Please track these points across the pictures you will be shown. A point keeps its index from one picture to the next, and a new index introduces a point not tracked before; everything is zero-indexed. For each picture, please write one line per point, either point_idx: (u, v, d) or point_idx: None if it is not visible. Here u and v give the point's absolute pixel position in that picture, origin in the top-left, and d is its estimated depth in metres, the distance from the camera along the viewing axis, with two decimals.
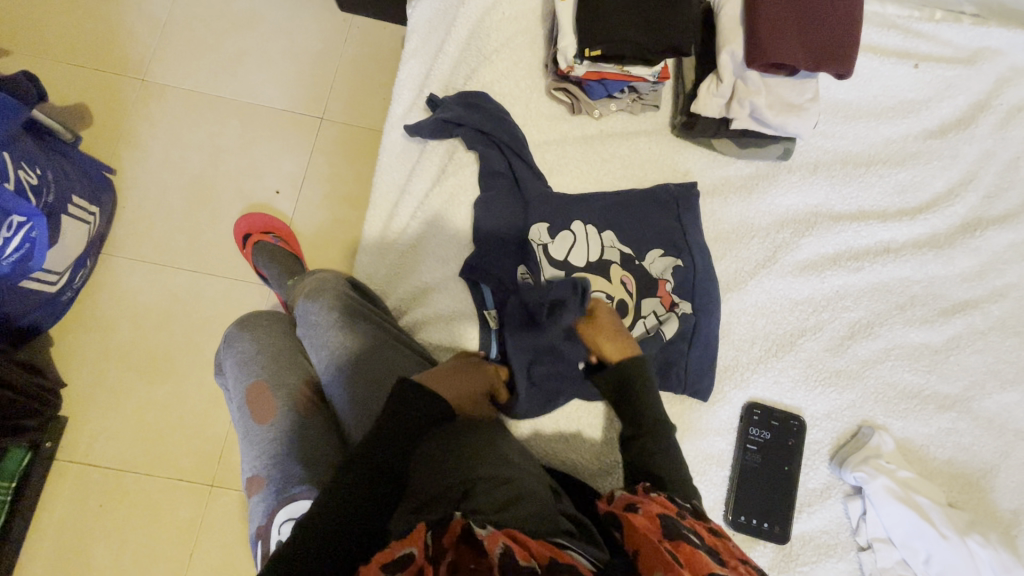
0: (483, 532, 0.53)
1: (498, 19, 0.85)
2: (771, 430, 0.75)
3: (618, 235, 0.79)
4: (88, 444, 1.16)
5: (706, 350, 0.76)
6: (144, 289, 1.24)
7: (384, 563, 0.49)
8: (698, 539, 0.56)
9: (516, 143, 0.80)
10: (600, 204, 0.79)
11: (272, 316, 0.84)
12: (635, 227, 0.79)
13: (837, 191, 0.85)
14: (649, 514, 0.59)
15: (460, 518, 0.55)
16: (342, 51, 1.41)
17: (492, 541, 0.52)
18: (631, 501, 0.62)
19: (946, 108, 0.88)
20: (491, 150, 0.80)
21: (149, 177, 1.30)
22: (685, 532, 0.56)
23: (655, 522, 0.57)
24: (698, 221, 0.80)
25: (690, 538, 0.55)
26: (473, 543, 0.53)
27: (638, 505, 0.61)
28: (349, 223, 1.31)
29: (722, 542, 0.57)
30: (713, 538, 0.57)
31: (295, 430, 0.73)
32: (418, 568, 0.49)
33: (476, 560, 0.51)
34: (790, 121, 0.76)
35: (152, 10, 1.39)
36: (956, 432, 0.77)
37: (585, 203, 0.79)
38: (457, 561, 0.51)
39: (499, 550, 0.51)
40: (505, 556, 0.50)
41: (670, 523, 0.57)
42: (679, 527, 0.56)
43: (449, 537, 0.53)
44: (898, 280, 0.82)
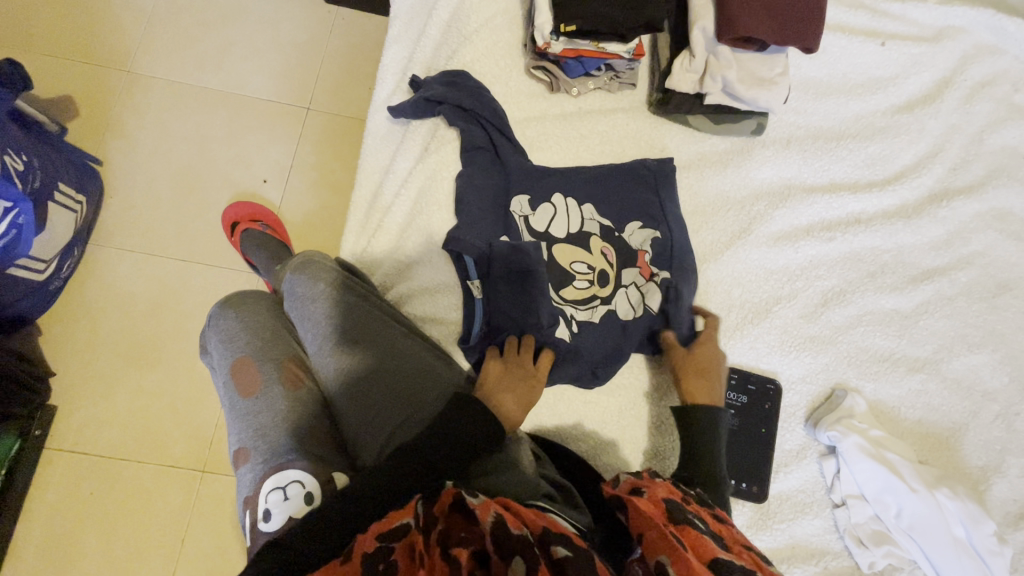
0: (476, 502, 0.52)
1: (478, 1, 0.87)
2: (748, 394, 0.77)
3: (598, 208, 0.81)
4: (77, 432, 1.16)
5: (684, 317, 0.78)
6: (132, 278, 1.24)
7: (375, 533, 0.49)
8: (703, 524, 0.54)
9: (498, 119, 0.82)
10: (580, 179, 0.81)
11: (257, 294, 0.85)
12: (614, 202, 0.81)
13: (810, 164, 0.88)
14: (654, 499, 0.58)
15: (451, 488, 0.54)
16: (327, 42, 1.42)
17: (484, 510, 0.50)
18: (636, 485, 0.61)
19: (913, 84, 0.91)
20: (472, 126, 0.82)
21: (136, 167, 1.30)
22: (690, 517, 0.54)
23: (660, 506, 0.56)
24: (675, 196, 0.82)
25: (693, 521, 0.54)
26: (467, 514, 0.51)
27: (643, 488, 0.60)
28: (337, 211, 1.32)
29: (727, 528, 0.56)
30: (718, 525, 0.56)
31: (282, 403, 0.74)
32: (408, 538, 0.48)
33: (467, 529, 0.50)
34: (761, 95, 0.79)
35: (136, 3, 1.39)
36: (926, 393, 0.79)
37: (565, 178, 0.81)
38: (448, 529, 0.50)
39: (492, 518, 0.49)
40: (497, 524, 0.49)
41: (675, 507, 0.56)
42: (685, 512, 0.55)
43: (441, 506, 0.53)
44: (869, 249, 0.85)
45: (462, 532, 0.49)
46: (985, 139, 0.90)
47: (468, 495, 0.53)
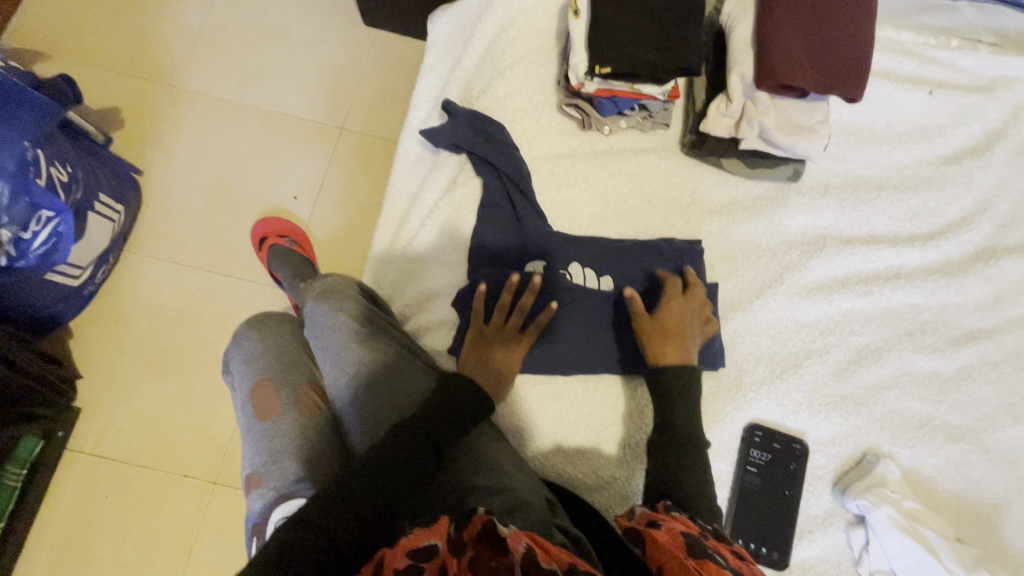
0: (506, 531, 0.51)
1: (514, 36, 0.88)
2: (772, 452, 0.74)
3: (616, 280, 0.78)
4: (98, 436, 1.18)
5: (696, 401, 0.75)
6: (162, 287, 1.27)
7: (410, 551, 0.48)
8: (721, 560, 0.54)
9: (522, 182, 0.81)
10: (601, 248, 0.79)
11: (280, 317, 0.86)
12: (634, 275, 0.79)
13: (848, 214, 0.84)
14: (671, 532, 0.57)
15: (481, 515, 0.52)
16: (364, 63, 1.45)
17: (515, 539, 0.49)
18: (654, 519, 0.61)
19: (961, 135, 0.88)
20: (496, 182, 0.82)
21: (173, 179, 1.34)
22: (710, 551, 0.54)
23: (677, 539, 0.56)
24: (698, 265, 0.80)
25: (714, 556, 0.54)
26: (494, 542, 0.50)
27: (659, 522, 0.60)
28: (364, 230, 1.34)
29: (746, 566, 0.56)
30: (735, 560, 0.56)
31: (297, 429, 0.73)
32: (441, 563, 0.47)
33: (496, 559, 0.49)
34: (799, 143, 0.76)
35: (185, 21, 1.45)
36: (966, 464, 0.75)
37: (586, 246, 0.79)
38: (477, 558, 0.49)
39: (522, 548, 0.48)
40: (528, 556, 0.48)
41: (693, 542, 0.56)
42: (703, 545, 0.55)
43: (468, 534, 0.51)
44: (908, 305, 0.81)
45: (491, 562, 0.48)
46: None
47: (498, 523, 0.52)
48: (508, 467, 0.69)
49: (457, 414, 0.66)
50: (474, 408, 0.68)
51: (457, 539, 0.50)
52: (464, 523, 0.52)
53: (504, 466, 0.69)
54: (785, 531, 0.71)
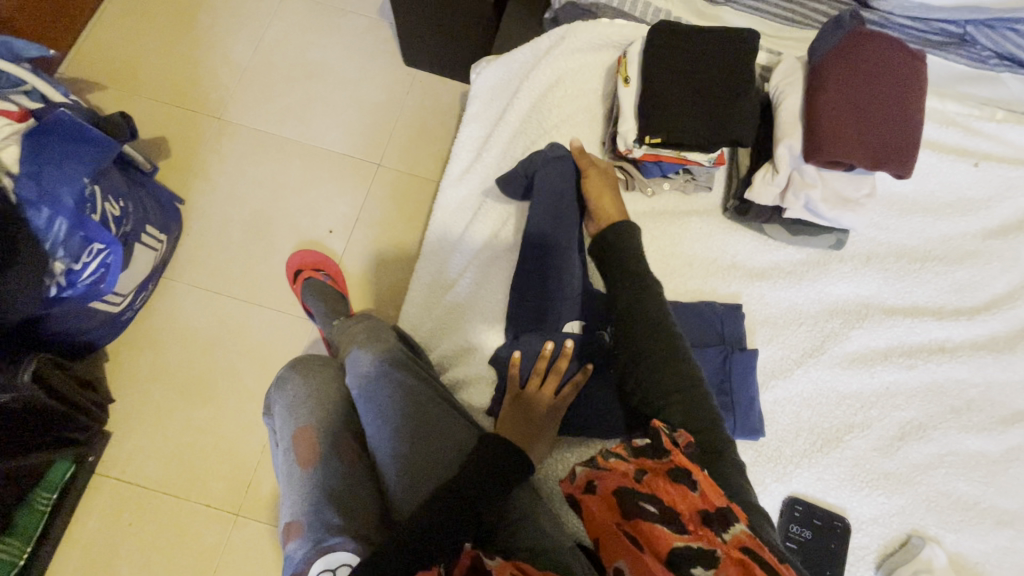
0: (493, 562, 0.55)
1: (560, 96, 0.90)
2: (813, 529, 0.72)
3: None
4: (126, 461, 1.20)
5: None
6: (197, 314, 1.30)
7: None
8: (654, 508, 0.53)
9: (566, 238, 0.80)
10: None
11: (322, 360, 0.87)
12: None
13: (891, 285, 0.84)
14: (607, 493, 0.58)
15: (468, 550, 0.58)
16: (403, 102, 1.49)
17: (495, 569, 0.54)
18: (591, 478, 0.60)
19: (1007, 208, 0.87)
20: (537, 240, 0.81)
21: (214, 209, 1.38)
22: (641, 505, 0.54)
23: (613, 503, 0.57)
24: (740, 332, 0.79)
25: (647, 510, 0.53)
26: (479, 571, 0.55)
27: (596, 483, 0.59)
28: (395, 266, 1.36)
29: (682, 492, 0.54)
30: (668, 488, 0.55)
31: (337, 478, 0.73)
32: None
33: None
34: (845, 215, 0.77)
35: (234, 57, 1.51)
36: (1016, 552, 0.72)
37: None
38: None
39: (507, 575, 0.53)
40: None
41: (624, 499, 0.56)
42: (637, 500, 0.55)
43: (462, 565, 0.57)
44: (953, 381, 0.80)
45: None
46: None
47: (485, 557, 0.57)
48: (552, 529, 0.68)
49: (499, 477, 0.66)
50: (513, 469, 0.67)
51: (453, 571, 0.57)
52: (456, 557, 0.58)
53: (547, 529, 0.68)
54: None
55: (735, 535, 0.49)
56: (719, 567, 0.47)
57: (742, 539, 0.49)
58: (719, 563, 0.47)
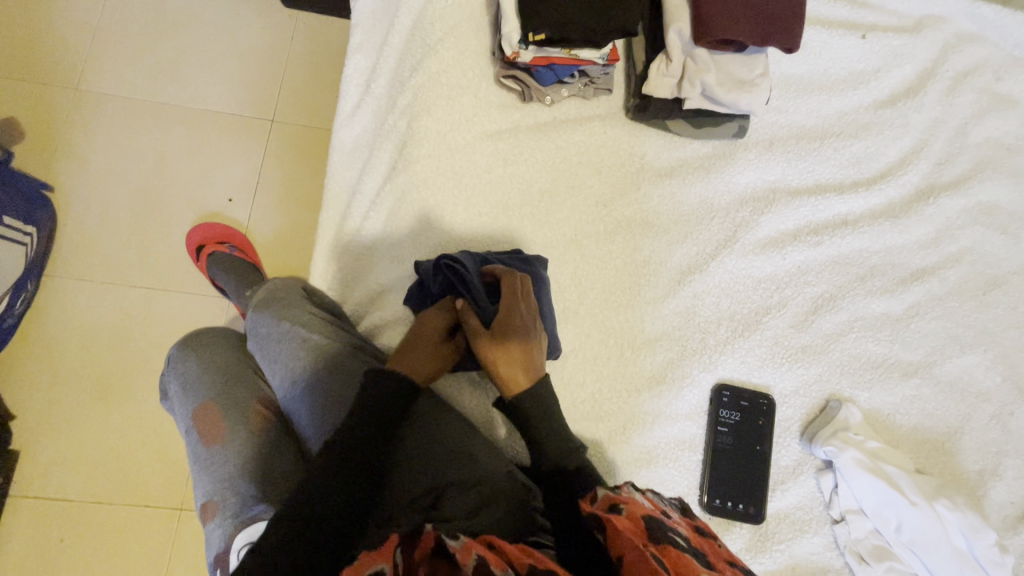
0: (456, 544, 0.49)
1: (441, 7, 0.82)
2: (740, 411, 0.74)
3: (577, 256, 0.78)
4: (43, 477, 1.10)
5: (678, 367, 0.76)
6: (94, 310, 1.18)
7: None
8: (683, 542, 0.54)
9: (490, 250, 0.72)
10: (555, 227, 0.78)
11: (217, 334, 0.81)
12: (598, 254, 0.79)
13: (794, 166, 0.85)
14: (634, 517, 0.55)
15: (430, 528, 0.50)
16: (289, 48, 1.35)
17: (464, 555, 0.48)
18: (613, 501, 0.58)
19: (895, 77, 0.89)
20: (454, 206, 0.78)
21: (91, 191, 1.23)
22: (670, 534, 0.53)
23: (639, 525, 0.54)
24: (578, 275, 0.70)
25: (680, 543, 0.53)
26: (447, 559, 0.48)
27: (621, 505, 0.57)
28: (307, 228, 1.27)
29: (709, 543, 0.56)
30: (698, 541, 0.55)
31: (252, 448, 0.69)
32: None
33: None
34: (742, 98, 0.75)
35: (81, 14, 1.31)
36: (920, 399, 0.78)
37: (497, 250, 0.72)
38: None
39: (472, 562, 0.47)
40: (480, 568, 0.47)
41: (654, 525, 0.54)
42: (665, 531, 0.54)
43: (422, 551, 0.49)
44: (857, 251, 0.82)
45: None
46: (969, 131, 0.88)
47: (449, 535, 0.50)
48: (481, 456, 0.67)
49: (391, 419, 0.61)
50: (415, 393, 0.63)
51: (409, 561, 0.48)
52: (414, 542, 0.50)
53: (477, 456, 0.67)
54: (758, 484, 0.73)
55: None
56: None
57: None
58: None
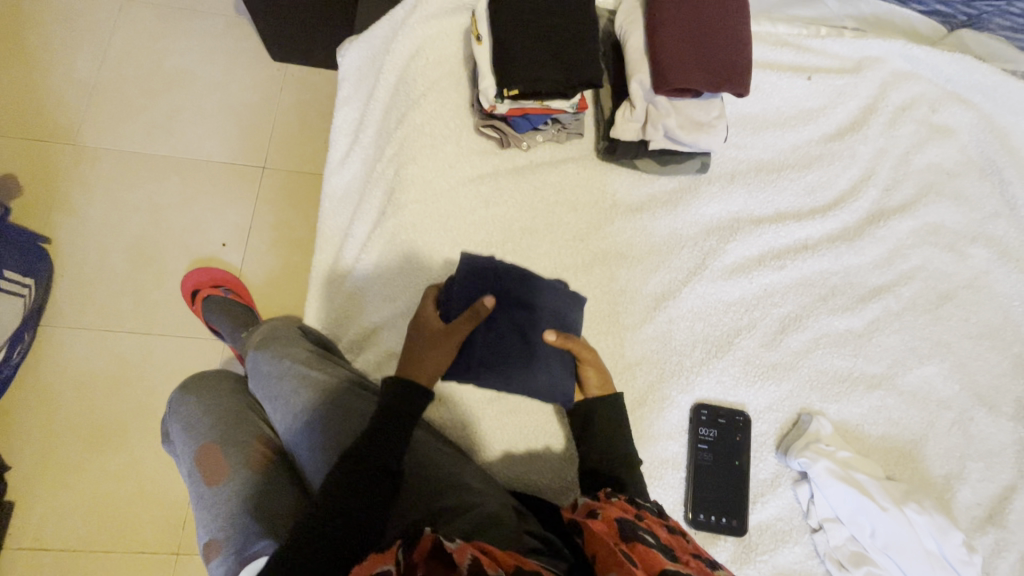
0: (452, 548, 0.52)
1: (423, 64, 0.90)
2: (717, 428, 0.79)
3: None
4: (37, 528, 1.09)
5: (657, 389, 0.80)
6: (90, 357, 1.20)
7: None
8: (653, 539, 0.58)
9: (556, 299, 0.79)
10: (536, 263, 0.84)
11: (218, 376, 0.84)
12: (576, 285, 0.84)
13: (755, 196, 0.92)
14: (609, 519, 0.60)
15: (428, 533, 0.54)
16: (279, 99, 1.42)
17: (460, 554, 0.51)
18: (592, 508, 0.63)
19: (841, 113, 0.97)
20: (442, 247, 0.84)
21: (87, 241, 1.27)
22: (641, 532, 0.57)
23: (612, 526, 0.59)
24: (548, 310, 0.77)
25: (649, 538, 0.57)
26: (443, 560, 0.51)
27: (598, 510, 0.63)
28: (300, 269, 1.31)
29: (678, 540, 0.60)
30: (667, 537, 0.60)
31: (254, 486, 0.71)
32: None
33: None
34: (701, 138, 0.83)
35: (79, 74, 1.37)
36: (886, 409, 0.83)
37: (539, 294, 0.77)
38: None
39: (467, 561, 0.50)
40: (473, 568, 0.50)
41: (627, 525, 0.58)
42: (636, 528, 0.58)
43: (420, 554, 0.52)
44: (818, 273, 0.89)
45: None
46: (912, 159, 0.96)
47: (446, 540, 0.53)
48: (476, 485, 0.71)
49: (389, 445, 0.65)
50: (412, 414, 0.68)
51: (409, 562, 0.52)
52: (413, 545, 0.53)
53: (471, 485, 0.70)
54: (739, 499, 0.76)
55: None
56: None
57: None
58: None
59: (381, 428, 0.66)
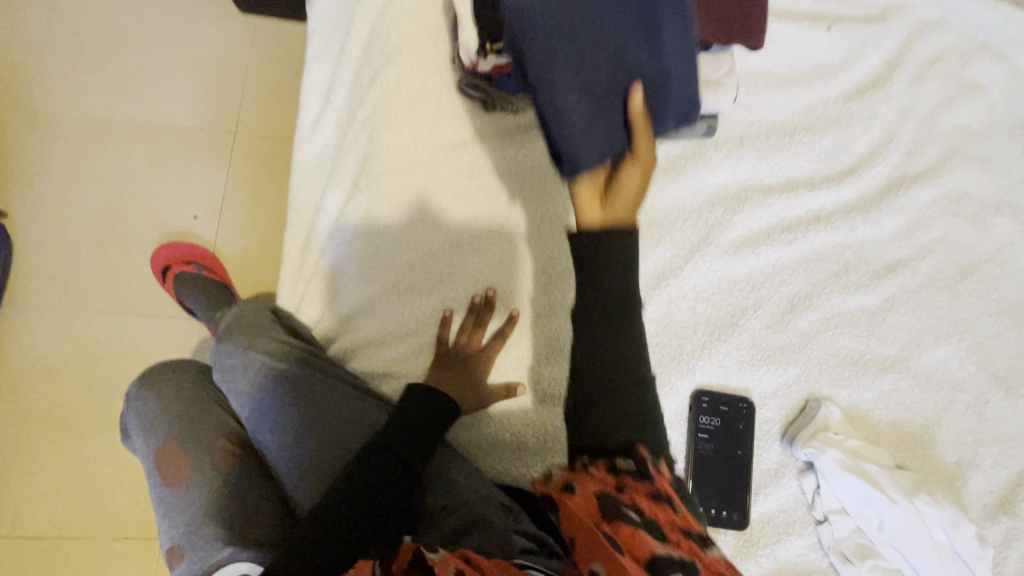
0: (436, 558, 0.49)
1: (397, 14, 0.80)
2: (720, 415, 0.74)
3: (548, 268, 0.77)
4: (13, 516, 1.06)
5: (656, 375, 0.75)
6: (58, 339, 1.13)
7: None
8: (637, 516, 0.51)
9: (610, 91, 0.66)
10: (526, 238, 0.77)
11: (181, 369, 0.78)
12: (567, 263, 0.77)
13: (765, 163, 0.83)
14: (587, 495, 0.54)
15: (409, 542, 0.50)
16: (248, 56, 1.31)
17: (443, 567, 0.48)
18: (568, 481, 0.56)
19: (862, 68, 0.88)
20: (422, 223, 0.76)
21: (47, 216, 1.18)
22: (624, 513, 0.51)
23: (592, 506, 0.53)
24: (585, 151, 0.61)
25: (632, 519, 0.51)
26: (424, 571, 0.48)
27: (575, 484, 0.55)
28: (277, 243, 1.24)
29: (665, 507, 0.53)
30: (654, 505, 0.52)
31: (221, 487, 0.67)
32: None
33: None
34: (708, 99, 0.75)
35: (26, 29, 1.25)
36: (898, 393, 0.78)
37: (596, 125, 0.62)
38: None
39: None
40: None
41: (608, 506, 0.52)
42: (618, 507, 0.52)
43: (399, 564, 0.49)
44: (831, 247, 0.82)
45: None
46: (937, 120, 0.88)
47: (427, 550, 0.50)
48: (459, 479, 0.67)
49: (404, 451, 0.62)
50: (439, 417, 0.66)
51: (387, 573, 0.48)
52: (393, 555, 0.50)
53: (455, 481, 0.66)
54: (741, 491, 0.72)
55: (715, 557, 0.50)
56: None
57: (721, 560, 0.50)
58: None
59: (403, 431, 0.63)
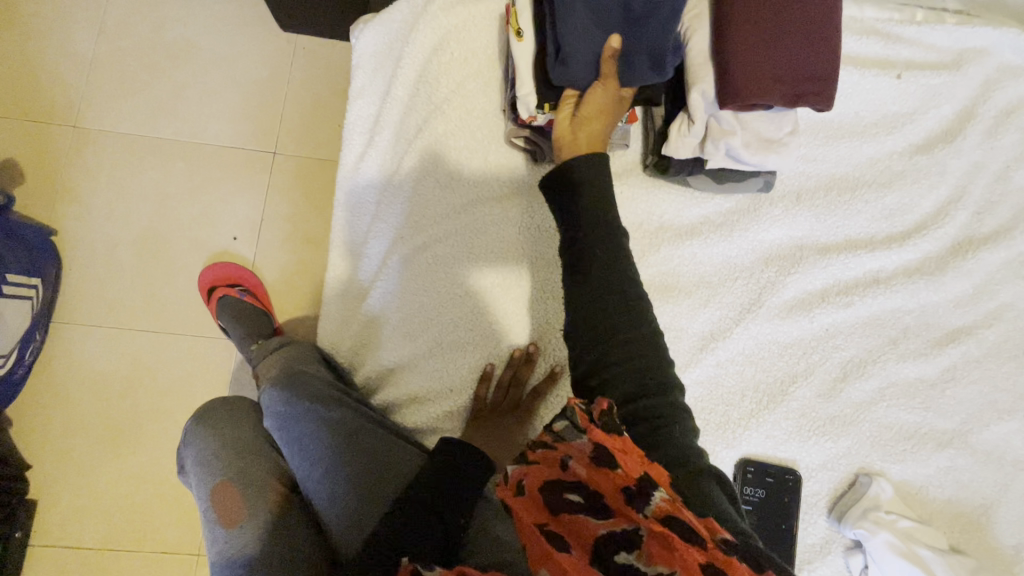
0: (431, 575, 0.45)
1: (446, 61, 0.78)
2: (766, 487, 0.72)
3: None
4: (62, 525, 1.11)
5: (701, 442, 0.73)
6: (104, 356, 1.17)
7: None
8: (577, 496, 0.45)
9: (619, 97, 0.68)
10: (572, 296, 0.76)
11: (234, 406, 0.80)
12: None
13: (823, 221, 0.80)
14: (532, 488, 0.48)
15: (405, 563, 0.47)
16: (289, 75, 1.30)
17: None
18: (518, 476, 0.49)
19: (932, 119, 0.83)
20: (467, 278, 0.75)
21: (94, 233, 1.21)
22: (563, 499, 0.45)
23: (536, 499, 0.47)
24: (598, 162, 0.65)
25: (572, 502, 0.45)
26: None
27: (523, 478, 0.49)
28: (314, 265, 1.24)
29: (602, 472, 0.45)
30: (592, 473, 0.46)
31: (273, 531, 0.68)
32: None
33: None
34: (769, 158, 0.71)
35: (76, 47, 1.27)
36: (954, 470, 0.74)
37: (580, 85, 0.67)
38: None
39: None
40: None
41: (549, 495, 0.46)
42: (559, 494, 0.46)
43: None
44: (889, 311, 0.78)
45: None
46: (1012, 176, 0.82)
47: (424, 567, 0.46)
48: (507, 538, 0.66)
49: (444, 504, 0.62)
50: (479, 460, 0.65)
51: None
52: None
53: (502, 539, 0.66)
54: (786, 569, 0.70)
55: (658, 504, 0.42)
56: (642, 547, 0.41)
57: (665, 507, 0.42)
58: (642, 543, 0.41)
59: (443, 483, 0.63)
